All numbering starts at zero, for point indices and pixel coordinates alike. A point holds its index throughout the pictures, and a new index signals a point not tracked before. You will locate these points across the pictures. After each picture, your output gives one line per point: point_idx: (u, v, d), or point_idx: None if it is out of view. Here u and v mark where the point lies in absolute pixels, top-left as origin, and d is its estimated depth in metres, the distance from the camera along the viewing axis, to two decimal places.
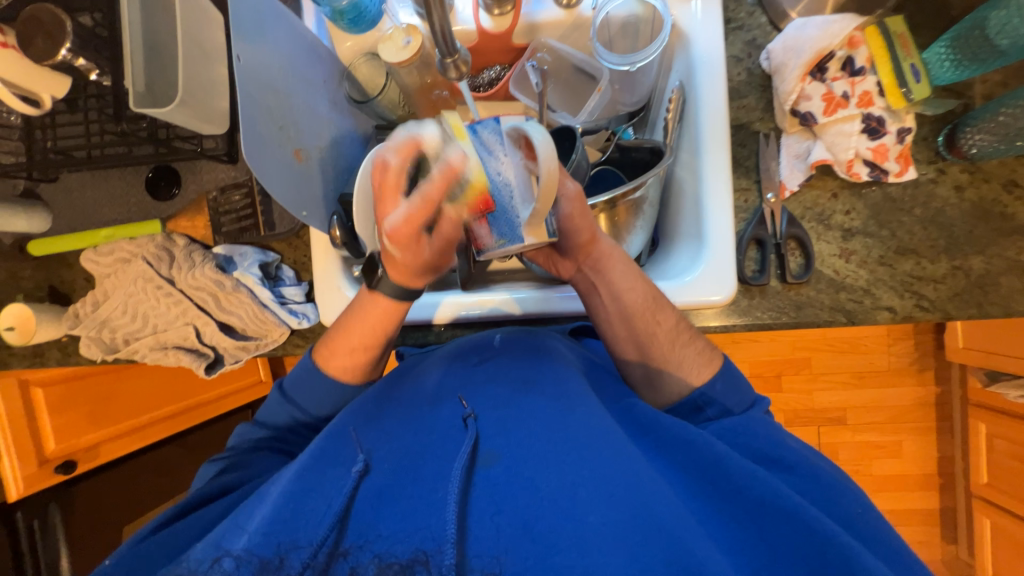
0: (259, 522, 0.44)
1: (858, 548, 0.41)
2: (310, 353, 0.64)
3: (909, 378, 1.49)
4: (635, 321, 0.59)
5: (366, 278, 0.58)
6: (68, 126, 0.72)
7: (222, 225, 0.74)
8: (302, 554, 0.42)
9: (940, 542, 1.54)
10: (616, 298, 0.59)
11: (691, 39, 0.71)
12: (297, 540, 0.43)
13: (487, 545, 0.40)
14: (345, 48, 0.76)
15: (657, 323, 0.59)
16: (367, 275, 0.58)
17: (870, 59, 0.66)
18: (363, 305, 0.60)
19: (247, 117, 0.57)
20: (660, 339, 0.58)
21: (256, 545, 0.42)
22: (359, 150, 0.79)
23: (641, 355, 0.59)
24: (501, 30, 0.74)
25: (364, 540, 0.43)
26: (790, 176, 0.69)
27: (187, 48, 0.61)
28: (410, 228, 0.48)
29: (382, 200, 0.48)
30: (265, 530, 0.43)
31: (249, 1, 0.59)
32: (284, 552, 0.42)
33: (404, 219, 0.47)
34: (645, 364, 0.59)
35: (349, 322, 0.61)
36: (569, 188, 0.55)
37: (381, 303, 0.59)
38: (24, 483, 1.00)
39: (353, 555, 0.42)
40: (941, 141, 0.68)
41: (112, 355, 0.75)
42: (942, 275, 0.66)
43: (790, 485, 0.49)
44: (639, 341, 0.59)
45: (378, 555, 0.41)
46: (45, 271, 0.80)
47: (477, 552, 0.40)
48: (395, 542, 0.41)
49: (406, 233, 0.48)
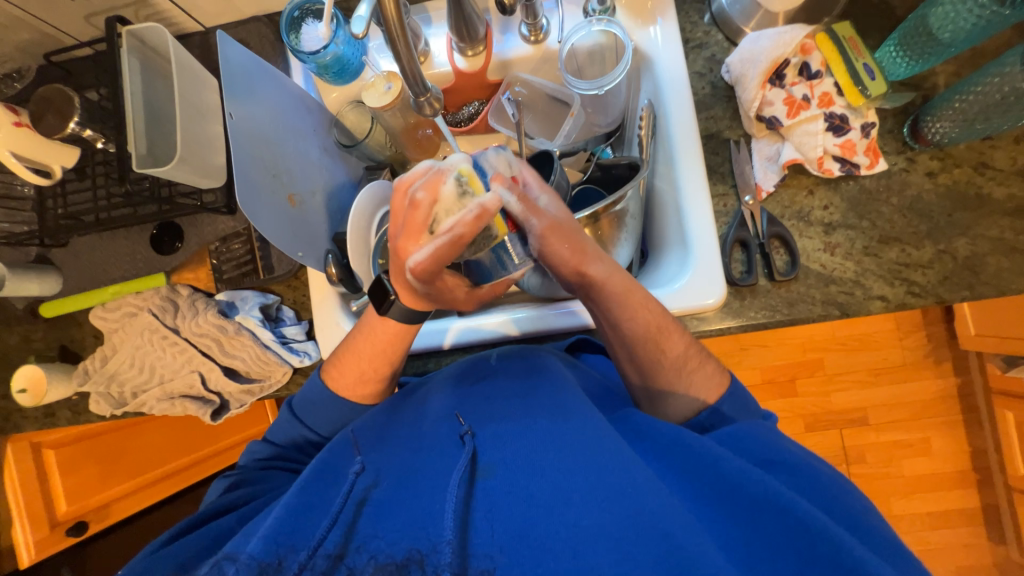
0: (264, 527, 0.44)
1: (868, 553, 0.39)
2: (320, 375, 0.65)
3: (927, 370, 1.46)
4: (639, 350, 0.59)
5: (376, 304, 0.58)
6: (78, 192, 0.77)
7: (223, 272, 0.78)
8: (301, 557, 0.42)
9: (988, 544, 1.46)
10: (616, 328, 0.59)
11: (654, 60, 0.76)
12: (296, 544, 0.43)
13: (484, 542, 0.41)
14: (332, 99, 0.82)
15: (662, 351, 0.58)
16: (376, 300, 0.57)
17: (824, 63, 0.69)
18: (369, 324, 0.60)
19: (241, 168, 0.61)
20: (666, 368, 0.58)
21: (259, 550, 0.42)
22: (351, 192, 0.84)
23: (644, 377, 0.60)
24: (475, 70, 0.79)
25: (362, 541, 0.43)
26: (764, 179, 0.71)
27: (185, 110, 0.65)
28: (437, 263, 0.48)
29: (408, 235, 0.47)
30: (271, 533, 0.43)
31: (240, 64, 0.64)
32: (283, 555, 0.42)
33: (429, 257, 0.47)
34: (647, 383, 0.60)
35: (352, 342, 0.62)
36: (535, 226, 0.51)
37: (391, 326, 0.59)
38: (36, 547, 1.01)
39: (350, 558, 0.42)
40: (906, 132, 0.70)
41: (121, 409, 0.77)
42: (929, 261, 0.67)
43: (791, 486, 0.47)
44: (642, 365, 0.59)
45: (375, 557, 0.42)
46: (56, 331, 0.83)
47: (477, 552, 0.40)
48: (393, 544, 0.42)
49: (430, 268, 0.48)
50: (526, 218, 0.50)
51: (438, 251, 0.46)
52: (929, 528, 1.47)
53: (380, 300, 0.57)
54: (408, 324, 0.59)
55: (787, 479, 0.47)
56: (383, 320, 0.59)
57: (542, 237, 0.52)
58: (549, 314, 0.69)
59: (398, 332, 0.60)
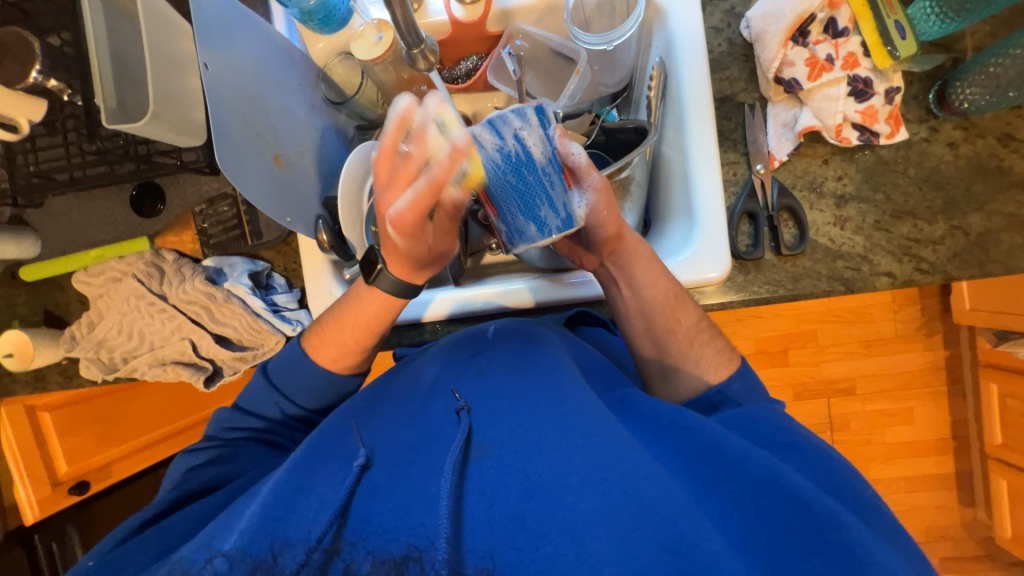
0: (248, 521, 0.44)
1: (856, 527, 0.41)
2: (297, 341, 0.64)
3: (918, 343, 1.47)
4: (655, 317, 0.60)
5: (365, 272, 0.59)
6: (49, 149, 0.72)
7: (211, 236, 0.74)
8: (297, 553, 0.41)
9: (957, 506, 1.53)
10: (636, 292, 0.60)
11: (668, 13, 0.70)
12: (290, 539, 0.42)
13: (482, 538, 0.40)
14: (317, 50, 0.77)
15: (676, 319, 0.59)
16: (366, 266, 0.59)
17: (853, 19, 0.64)
18: (355, 294, 0.61)
19: (220, 126, 0.56)
20: (679, 336, 0.59)
21: (248, 544, 0.42)
22: (341, 152, 0.79)
23: (659, 351, 0.60)
24: (474, 20, 0.72)
25: (358, 536, 0.42)
26: (778, 146, 0.68)
27: (156, 60, 0.60)
28: (416, 213, 0.48)
29: (391, 185, 0.47)
30: (257, 528, 0.43)
31: (212, 6, 0.58)
32: (277, 551, 0.41)
33: (409, 206, 0.47)
34: (663, 363, 0.60)
35: (340, 314, 0.62)
36: (594, 180, 0.55)
37: (379, 296, 0.60)
38: (39, 507, 1.04)
39: (347, 553, 0.41)
40: (932, 98, 0.66)
41: (112, 374, 0.76)
42: (941, 237, 0.65)
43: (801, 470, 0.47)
44: (657, 337, 0.60)
45: (372, 553, 0.40)
46: (39, 295, 0.80)
47: (473, 549, 0.40)
48: (389, 538, 0.41)
49: (411, 219, 0.48)
50: (589, 172, 0.54)
51: (416, 197, 0.47)
52: (905, 491, 1.53)
53: (369, 268, 0.59)
54: (394, 296, 0.60)
55: (794, 460, 0.48)
56: (370, 290, 0.60)
57: (598, 192, 0.55)
58: (550, 286, 0.67)
59: (384, 303, 0.61)
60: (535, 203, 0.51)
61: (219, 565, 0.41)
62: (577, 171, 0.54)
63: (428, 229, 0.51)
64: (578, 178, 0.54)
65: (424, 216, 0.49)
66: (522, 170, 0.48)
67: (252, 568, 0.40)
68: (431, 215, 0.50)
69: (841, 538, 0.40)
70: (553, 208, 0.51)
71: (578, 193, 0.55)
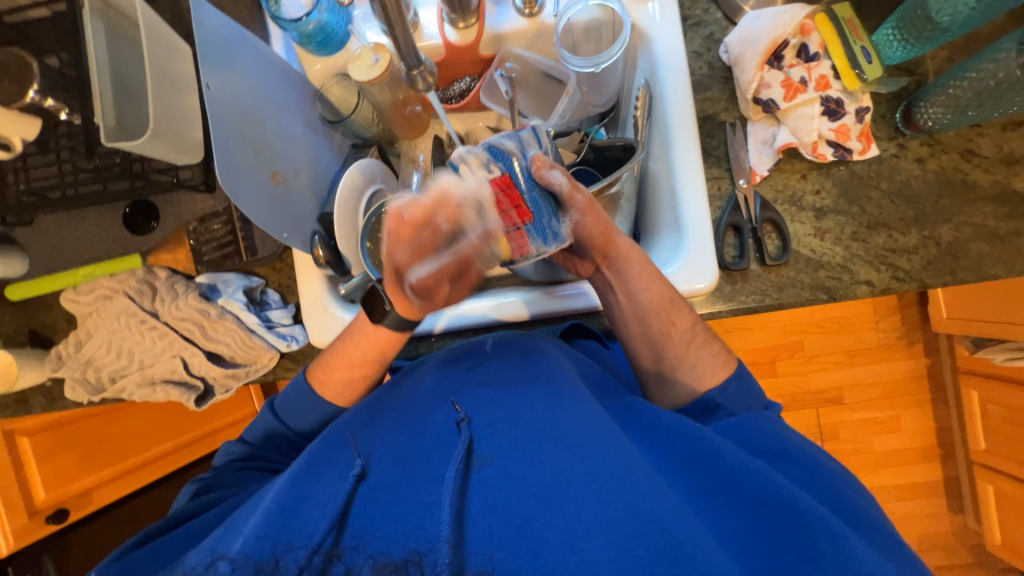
0: (253, 525, 0.44)
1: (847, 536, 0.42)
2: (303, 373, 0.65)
3: (900, 352, 1.51)
4: (650, 321, 0.61)
5: (368, 310, 0.60)
6: (41, 169, 0.71)
7: (203, 254, 0.74)
8: (298, 556, 0.42)
9: (947, 513, 1.55)
10: (632, 297, 0.61)
11: (652, 38, 0.74)
12: (293, 542, 0.43)
13: (481, 542, 0.41)
14: (316, 71, 0.78)
15: (672, 323, 0.61)
16: (370, 306, 0.60)
17: (823, 45, 0.68)
18: (361, 331, 0.61)
19: (220, 144, 0.57)
20: (675, 341, 0.60)
21: (252, 548, 0.42)
22: (337, 169, 0.80)
23: (656, 360, 0.61)
24: (466, 43, 0.76)
25: (359, 541, 0.43)
26: (759, 162, 0.71)
27: (157, 81, 0.61)
28: (437, 277, 0.56)
29: (415, 253, 0.53)
30: (262, 531, 0.43)
31: (215, 29, 0.60)
32: (279, 554, 0.42)
33: (432, 270, 0.55)
34: (659, 371, 0.61)
35: (347, 343, 0.62)
36: (579, 202, 0.57)
37: (382, 332, 0.61)
38: (13, 537, 0.99)
39: (347, 557, 0.42)
40: (899, 117, 0.70)
41: (99, 395, 0.74)
42: (914, 246, 0.68)
43: (790, 477, 0.50)
44: (654, 340, 0.61)
45: (372, 556, 0.42)
46: (25, 315, 0.79)
47: (473, 549, 0.41)
48: (389, 543, 0.42)
49: (430, 282, 0.56)
50: (573, 195, 0.56)
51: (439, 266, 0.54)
52: (895, 500, 1.55)
53: (373, 308, 0.59)
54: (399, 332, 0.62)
55: (786, 468, 0.50)
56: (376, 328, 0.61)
57: (584, 211, 0.57)
58: (546, 298, 0.68)
59: (387, 338, 0.62)
60: (541, 209, 0.56)
61: (222, 568, 0.41)
62: (561, 196, 0.56)
63: (443, 287, 0.58)
64: (564, 203, 0.57)
65: (443, 277, 0.57)
66: (524, 177, 0.55)
67: (255, 570, 0.41)
68: (449, 274, 0.57)
69: (832, 539, 0.41)
70: (551, 215, 0.56)
71: (564, 215, 0.57)
